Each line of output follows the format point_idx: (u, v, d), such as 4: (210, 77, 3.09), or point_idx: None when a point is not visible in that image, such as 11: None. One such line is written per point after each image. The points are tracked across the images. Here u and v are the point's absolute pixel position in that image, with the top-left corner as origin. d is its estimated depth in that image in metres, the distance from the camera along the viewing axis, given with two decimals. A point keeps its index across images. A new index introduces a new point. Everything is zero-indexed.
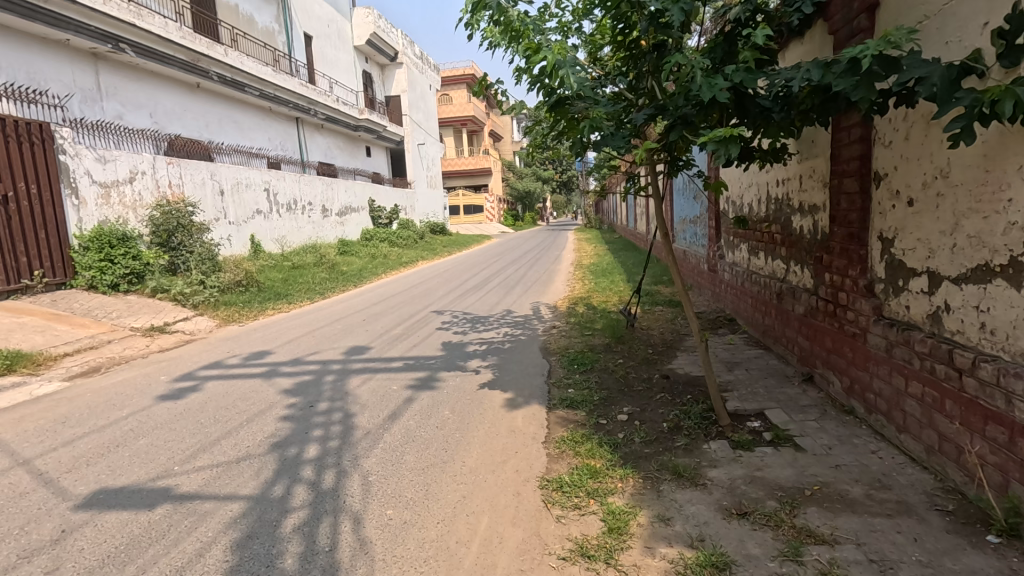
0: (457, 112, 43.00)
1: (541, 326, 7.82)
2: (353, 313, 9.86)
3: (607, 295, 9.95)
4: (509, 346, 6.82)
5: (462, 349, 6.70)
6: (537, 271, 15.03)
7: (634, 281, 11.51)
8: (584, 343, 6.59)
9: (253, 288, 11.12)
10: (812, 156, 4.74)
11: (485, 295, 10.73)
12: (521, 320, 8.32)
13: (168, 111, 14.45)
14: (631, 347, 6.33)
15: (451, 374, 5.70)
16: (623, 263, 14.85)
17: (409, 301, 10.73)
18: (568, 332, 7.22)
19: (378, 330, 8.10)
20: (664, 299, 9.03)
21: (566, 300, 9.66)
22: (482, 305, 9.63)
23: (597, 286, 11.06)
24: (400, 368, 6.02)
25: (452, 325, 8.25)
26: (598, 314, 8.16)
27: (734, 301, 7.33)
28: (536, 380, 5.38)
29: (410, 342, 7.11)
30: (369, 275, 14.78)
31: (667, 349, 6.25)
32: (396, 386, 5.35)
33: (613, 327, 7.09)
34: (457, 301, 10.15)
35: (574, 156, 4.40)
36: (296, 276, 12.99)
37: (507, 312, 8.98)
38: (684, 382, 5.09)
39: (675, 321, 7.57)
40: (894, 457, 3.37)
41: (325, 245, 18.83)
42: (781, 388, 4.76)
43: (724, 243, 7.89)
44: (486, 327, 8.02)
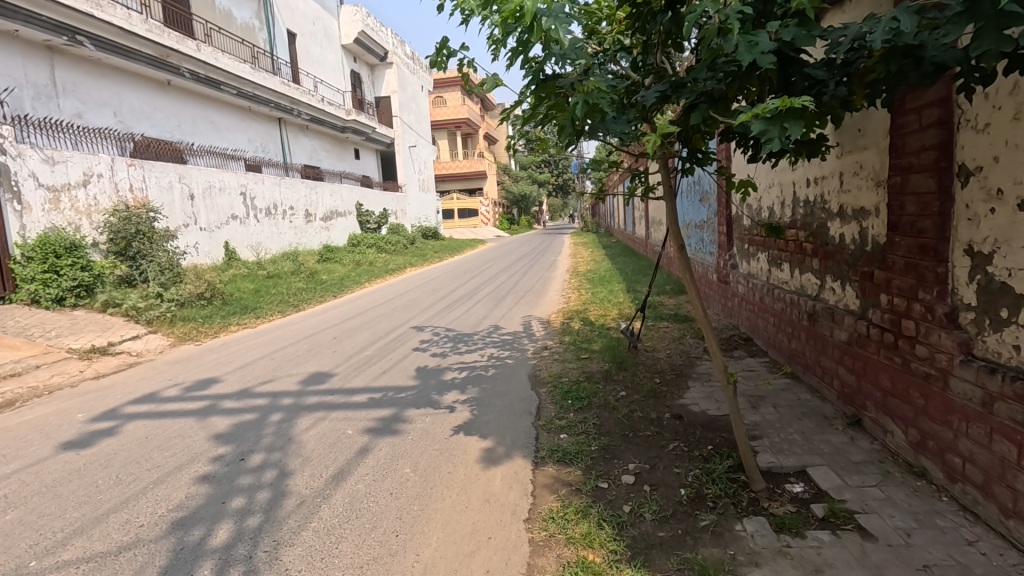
0: (450, 114, 42.18)
1: (531, 347, 6.89)
2: (324, 329, 8.92)
3: (605, 308, 9.04)
4: (492, 373, 5.89)
5: (438, 377, 5.76)
6: (530, 279, 14.16)
7: (635, 291, 10.62)
8: (579, 370, 5.67)
9: (218, 301, 10.16)
10: (857, 148, 3.86)
11: (470, 308, 9.84)
12: (509, 339, 7.40)
13: (135, 109, 13.52)
14: (633, 376, 5.41)
15: (420, 412, 4.77)
16: (622, 270, 13.93)
17: (388, 314, 9.82)
18: (560, 355, 6.29)
19: (348, 352, 7.17)
20: (669, 313, 8.12)
21: (561, 314, 8.74)
22: (466, 320, 8.73)
23: (594, 298, 10.16)
24: (363, 403, 5.08)
25: (431, 344, 7.35)
26: (595, 332, 7.24)
27: (750, 317, 6.45)
28: (521, 422, 4.45)
29: (379, 368, 6.17)
30: (351, 284, 13.84)
31: (676, 378, 5.34)
32: (351, 429, 4.42)
33: (613, 350, 6.17)
34: (439, 315, 9.24)
35: (566, 148, 3.49)
36: (269, 287, 12.05)
37: (493, 329, 8.07)
38: (700, 426, 4.18)
39: (683, 341, 6.65)
40: (1003, 554, 2.47)
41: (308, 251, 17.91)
42: (822, 435, 3.85)
43: (737, 251, 7.02)
44: (469, 347, 7.09)
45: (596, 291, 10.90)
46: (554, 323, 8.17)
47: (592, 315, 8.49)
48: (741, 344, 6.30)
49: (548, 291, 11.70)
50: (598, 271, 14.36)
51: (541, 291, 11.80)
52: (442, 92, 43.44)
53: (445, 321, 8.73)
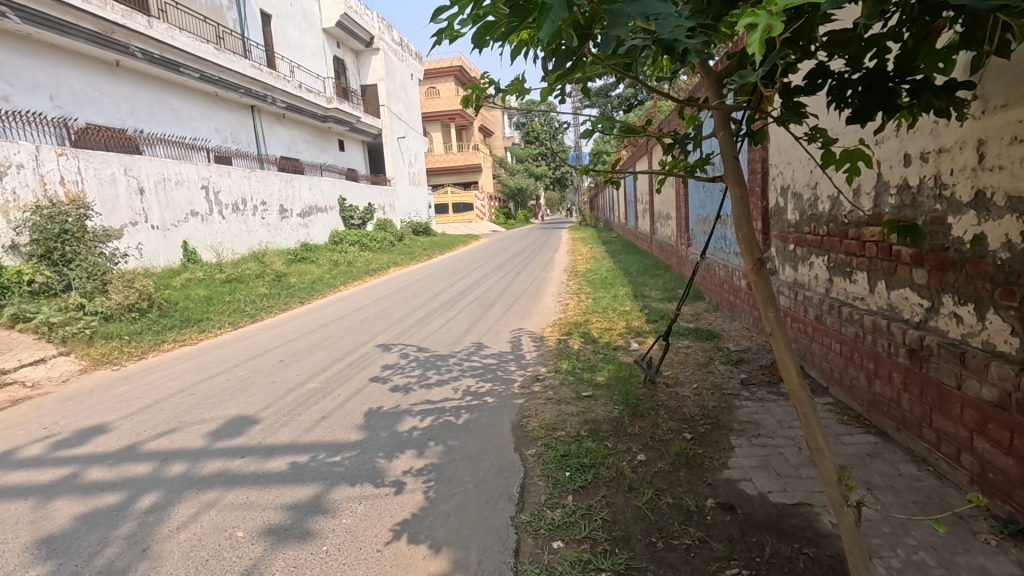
0: (443, 105, 40.54)
1: (520, 376, 5.44)
2: (277, 347, 7.46)
3: (610, 321, 7.59)
4: (464, 421, 4.44)
5: (393, 428, 4.32)
6: (524, 281, 12.72)
7: (642, 297, 9.20)
8: (580, 418, 4.22)
9: (154, 312, 8.70)
10: (1023, 95, 2.41)
11: (451, 320, 8.38)
12: (492, 364, 5.96)
13: (76, 92, 12.00)
14: (654, 429, 3.99)
15: (351, 493, 3.32)
16: (626, 271, 12.47)
17: (356, 328, 8.35)
18: (557, 392, 4.84)
19: (290, 382, 5.72)
20: (689, 329, 6.69)
21: (557, 329, 7.29)
22: (443, 337, 7.27)
23: (596, 305, 8.73)
24: (280, 473, 3.65)
25: (396, 371, 5.89)
26: (600, 357, 5.80)
27: (799, 337, 5.04)
28: (497, 517, 2.99)
29: (319, 413, 4.73)
30: (322, 288, 12.38)
31: (713, 432, 3.91)
32: (240, 530, 2.98)
33: (625, 386, 4.72)
34: (412, 330, 7.79)
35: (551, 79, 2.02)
36: (224, 294, 10.56)
37: (475, 348, 6.62)
38: (767, 530, 2.74)
39: (712, 371, 5.20)
40: None
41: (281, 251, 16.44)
42: (969, 557, 2.43)
43: (779, 254, 5.59)
44: (442, 376, 5.63)
45: (599, 297, 9.44)
46: (550, 340, 6.72)
47: (595, 330, 7.05)
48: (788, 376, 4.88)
49: (544, 296, 10.24)
50: (599, 272, 12.87)
51: (537, 297, 10.34)
52: (434, 82, 41.82)
53: (419, 338, 7.27)
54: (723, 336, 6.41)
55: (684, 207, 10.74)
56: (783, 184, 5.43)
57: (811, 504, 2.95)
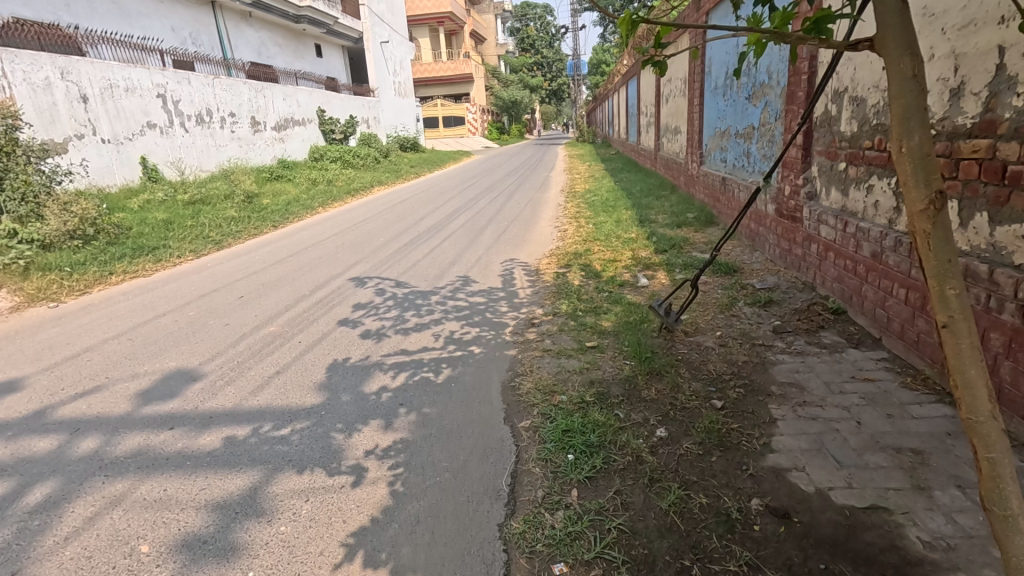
0: (430, 6, 37.05)
1: (512, 320, 4.66)
2: (240, 280, 6.60)
3: (614, 251, 6.74)
4: (444, 378, 3.70)
5: (359, 390, 3.58)
6: (518, 203, 11.72)
7: (649, 222, 8.31)
8: (584, 378, 3.48)
9: (100, 241, 7.76)
10: None
11: (436, 250, 7.48)
12: (480, 303, 5.15)
13: None
14: (674, 394, 3.27)
15: (297, 486, 2.62)
16: (629, 191, 11.46)
17: (330, 258, 7.44)
18: (555, 342, 4.08)
19: (245, 326, 4.92)
20: (706, 262, 5.86)
21: (555, 261, 6.43)
22: (425, 271, 6.40)
23: (598, 232, 7.85)
24: (213, 454, 2.93)
25: (369, 312, 5.08)
26: (604, 297, 5.01)
27: (843, 277, 4.26)
28: (479, 527, 2.30)
29: (272, 368, 3.97)
30: (298, 210, 11.35)
31: (747, 398, 3.21)
32: (143, 546, 2.27)
33: (637, 336, 3.96)
34: (391, 262, 6.90)
35: None
36: (186, 217, 9.53)
37: (461, 284, 5.78)
38: (838, 553, 2.07)
39: (737, 316, 4.44)
40: None
41: (255, 168, 15.15)
42: None
43: (824, 176, 4.67)
44: (422, 319, 4.84)
45: (601, 222, 8.51)
46: (547, 275, 5.89)
47: (598, 263, 6.21)
48: (829, 323, 4.12)
49: (541, 222, 9.29)
50: (599, 193, 11.81)
51: (533, 221, 9.39)
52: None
53: (398, 272, 6.41)
54: (745, 270, 5.59)
55: (696, 119, 9.55)
56: (837, 86, 4.39)
57: (888, 509, 2.27)
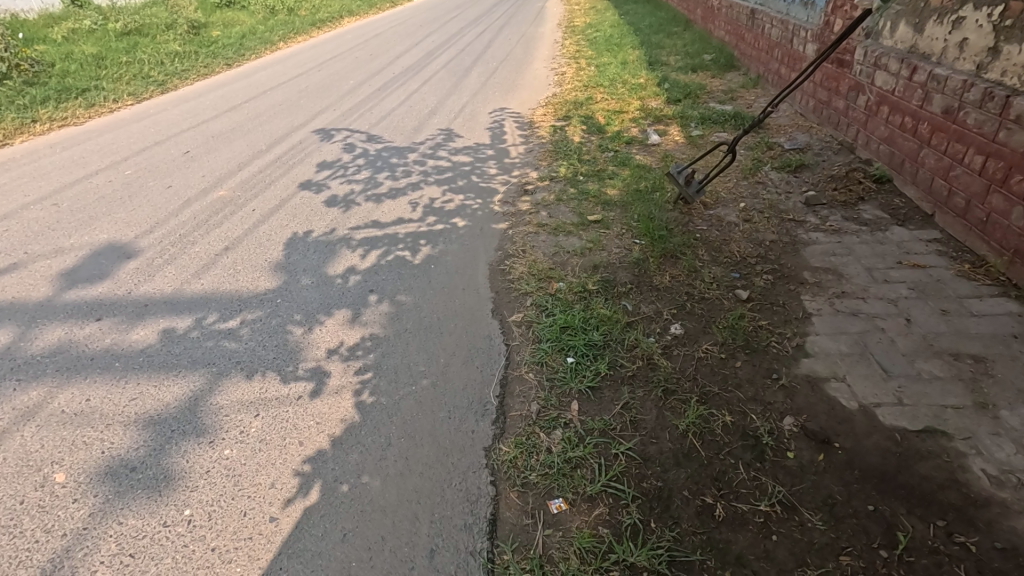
0: None
1: (502, 187, 4.00)
2: (187, 131, 5.67)
3: (620, 101, 5.82)
4: (422, 259, 3.16)
5: (321, 272, 3.04)
6: (508, 39, 10.21)
7: (660, 65, 7.23)
8: (586, 261, 2.97)
9: (16, 79, 6.60)
10: None
11: (414, 97, 6.47)
12: (465, 164, 4.44)
13: None
14: (691, 283, 2.80)
15: (245, 396, 2.20)
16: (636, 26, 9.98)
17: (292, 105, 6.43)
18: (551, 215, 3.48)
19: (190, 189, 4.21)
20: (726, 116, 5.04)
21: (552, 112, 5.55)
22: (401, 122, 5.53)
23: (600, 76, 6.81)
24: (146, 352, 2.47)
25: (335, 173, 4.36)
26: (609, 159, 4.31)
27: (894, 138, 3.58)
28: (462, 453, 1.93)
29: (220, 243, 3.38)
30: (254, 44, 9.82)
31: (776, 288, 2.74)
32: (57, 475, 1.89)
33: (648, 209, 3.37)
34: (362, 111, 5.96)
35: None
36: (120, 52, 8.13)
37: (443, 140, 4.98)
38: (888, 491, 1.74)
39: (763, 184, 3.81)
40: None
41: None
42: None
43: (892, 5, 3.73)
44: (397, 183, 4.17)
45: (604, 64, 7.38)
46: (542, 130, 5.08)
47: (602, 116, 5.36)
48: (871, 194, 3.53)
49: (534, 63, 8.06)
50: (602, 27, 10.27)
51: (525, 62, 8.16)
52: None
53: (370, 123, 5.52)
54: (771, 127, 4.82)
55: None
56: None
57: (945, 433, 1.92)
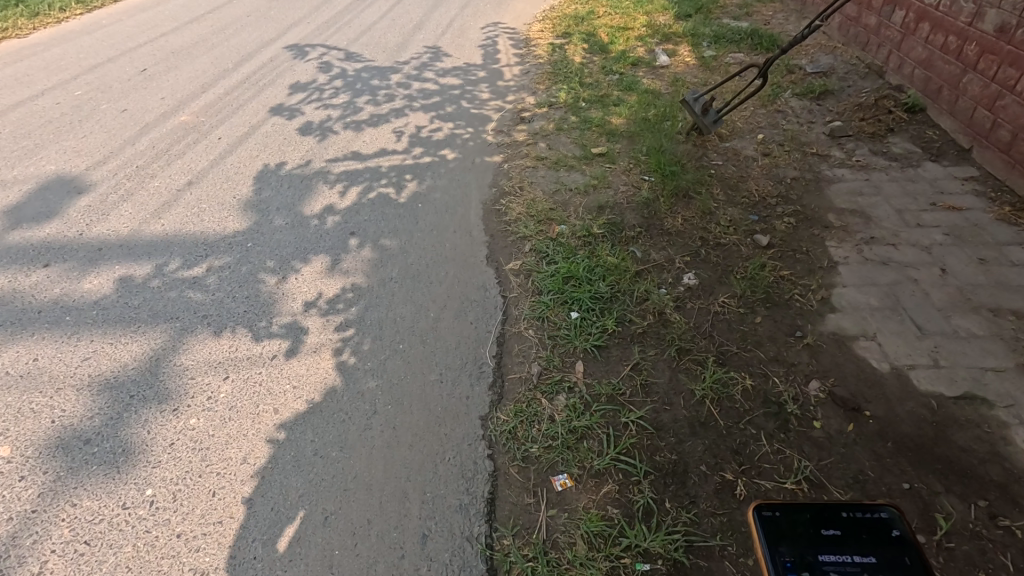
0: None
1: (496, 114, 3.62)
2: (143, 45, 5.07)
3: (625, 16, 5.28)
4: (408, 197, 2.85)
5: (296, 211, 2.73)
6: None
7: None
8: (590, 201, 2.68)
9: None
10: None
11: (396, 9, 5.84)
12: (454, 87, 4.02)
13: None
14: (706, 226, 2.54)
15: (213, 356, 1.97)
16: None
17: (260, 17, 5.77)
18: (551, 146, 3.15)
19: (148, 113, 3.76)
20: (742, 34, 4.57)
21: (550, 28, 5.02)
22: (383, 38, 4.98)
23: None
24: (99, 305, 2.20)
25: (310, 96, 3.92)
26: (614, 83, 3.90)
27: (933, 60, 3.22)
28: (456, 422, 1.74)
29: (182, 177, 3.02)
30: None
31: (799, 233, 2.49)
32: (2, 449, 1.68)
33: (658, 141, 3.04)
34: (338, 24, 5.37)
35: None
36: None
37: (430, 59, 4.49)
38: (925, 466, 1.59)
39: (783, 113, 3.47)
40: None
41: None
42: None
43: None
44: (379, 108, 3.76)
45: None
46: (539, 48, 4.59)
47: (605, 33, 4.86)
48: (901, 126, 3.22)
49: None
50: None
51: None
52: None
53: (348, 38, 4.97)
54: (791, 47, 4.39)
55: None
56: None
57: (986, 400, 1.75)
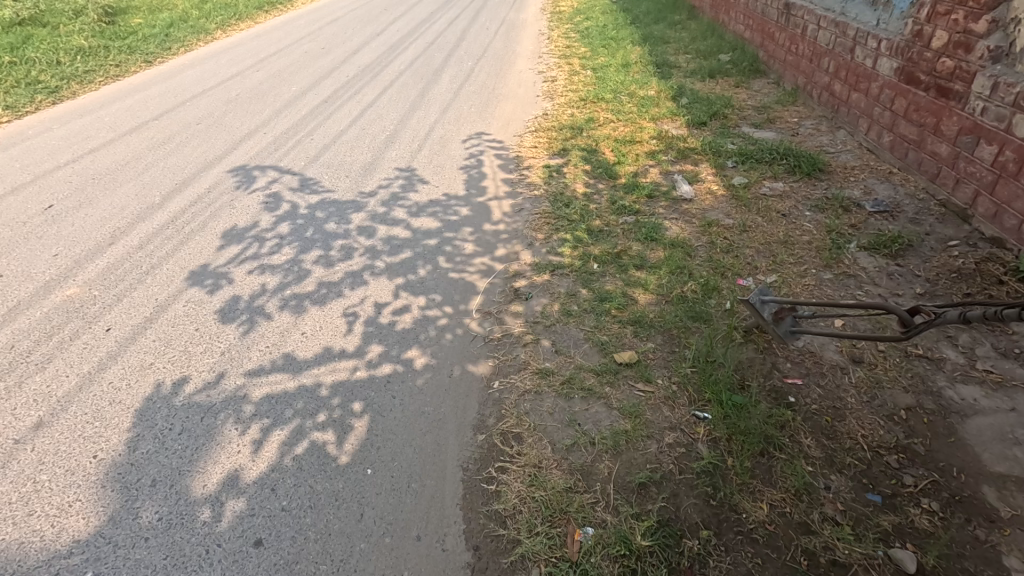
0: None
1: (482, 280, 2.79)
2: (62, 166, 4.27)
3: (629, 125, 4.61)
4: (354, 449, 1.94)
5: (181, 488, 1.81)
6: (485, 26, 8.84)
7: (670, 69, 5.99)
8: (624, 471, 1.78)
9: None
10: None
11: (369, 113, 5.16)
12: (430, 233, 3.21)
13: None
14: (809, 526, 1.63)
15: None
16: (632, 14, 8.73)
17: (212, 125, 5.06)
18: (557, 346, 2.29)
19: (27, 280, 2.88)
20: (774, 151, 3.86)
21: (544, 141, 4.33)
22: (349, 156, 4.24)
23: (600, 85, 5.57)
24: None
25: (246, 251, 3.09)
26: (629, 228, 3.13)
27: None
28: None
29: (30, 411, 2.11)
30: (183, 33, 8.24)
31: (956, 539, 1.59)
32: None
33: (708, 346, 2.19)
34: (300, 137, 4.65)
35: None
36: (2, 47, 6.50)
37: (402, 187, 3.73)
38: None
39: (856, 279, 2.66)
40: None
41: None
42: None
43: None
44: (332, 270, 2.91)
45: (602, 67, 6.13)
46: (533, 172, 3.85)
47: (610, 149, 4.16)
48: None
49: (518, 60, 6.76)
50: (593, 15, 8.98)
51: (508, 59, 6.84)
52: None
53: (308, 157, 4.22)
54: (835, 170, 3.67)
55: None
56: None
57: None
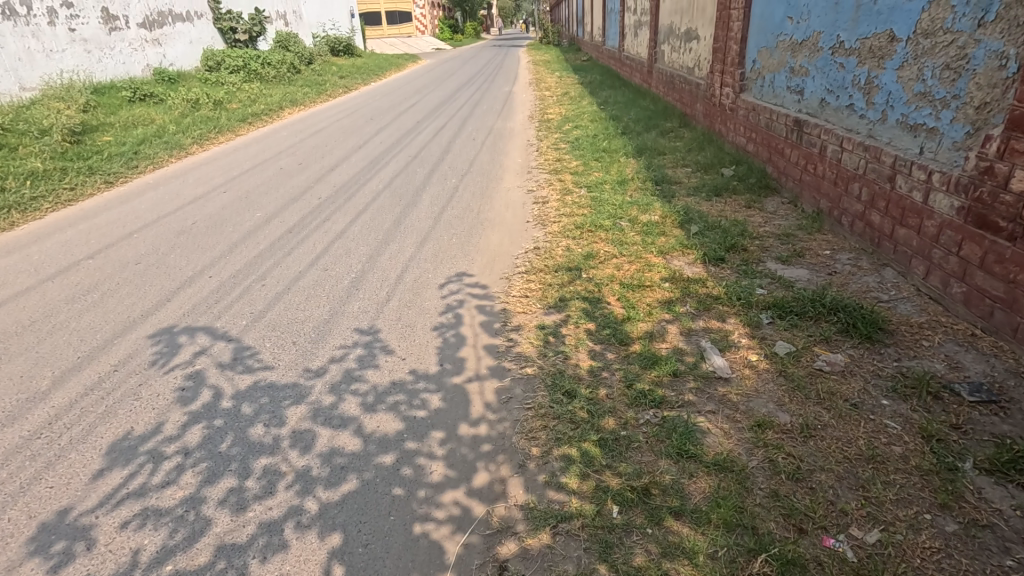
0: None
1: (452, 539, 1.94)
2: None
3: (634, 261, 3.95)
4: None
5: None
6: (472, 136, 8.58)
7: (671, 186, 5.49)
8: None
9: None
10: None
11: (335, 247, 4.51)
12: (387, 444, 2.38)
13: None
14: None
15: None
16: (622, 122, 8.49)
17: (153, 265, 4.38)
18: None
19: None
20: (818, 301, 3.15)
21: (536, 287, 3.63)
22: (301, 311, 3.52)
23: (597, 207, 5.01)
24: None
25: (131, 481, 2.24)
26: (655, 433, 2.33)
27: None
28: None
29: None
30: (155, 150, 7.82)
31: None
32: None
33: None
34: (249, 282, 3.95)
35: None
36: None
37: (359, 362, 2.96)
38: None
39: (996, 532, 1.84)
40: None
41: (142, 82, 10.93)
42: None
43: None
44: (241, 519, 2.05)
45: (598, 185, 5.64)
46: (524, 335, 3.11)
47: (616, 297, 3.46)
48: None
49: (506, 176, 6.31)
50: (582, 123, 8.76)
51: (494, 175, 6.39)
52: None
53: (251, 315, 3.48)
54: (899, 328, 2.95)
55: (730, 21, 6.40)
56: None
57: None
